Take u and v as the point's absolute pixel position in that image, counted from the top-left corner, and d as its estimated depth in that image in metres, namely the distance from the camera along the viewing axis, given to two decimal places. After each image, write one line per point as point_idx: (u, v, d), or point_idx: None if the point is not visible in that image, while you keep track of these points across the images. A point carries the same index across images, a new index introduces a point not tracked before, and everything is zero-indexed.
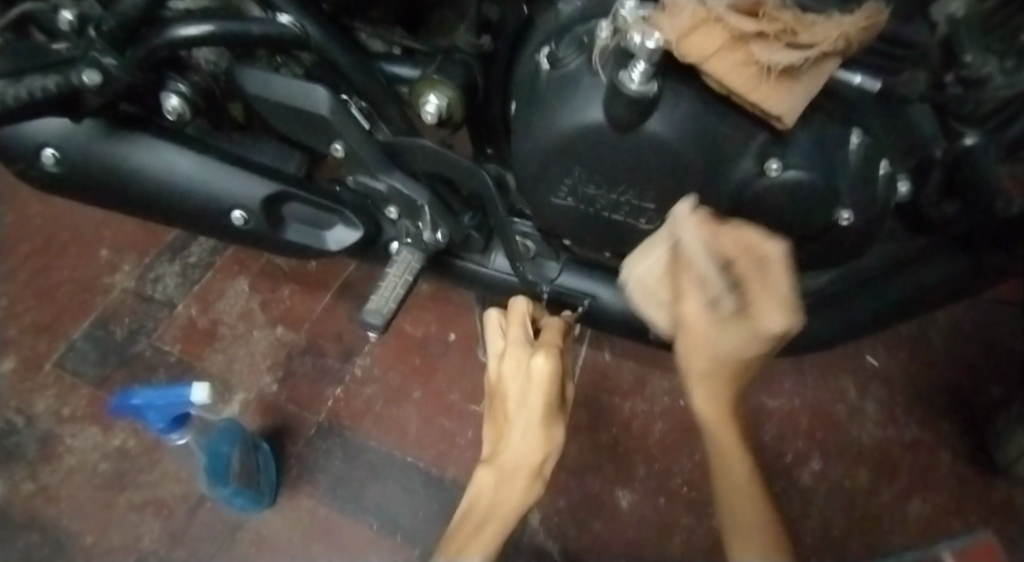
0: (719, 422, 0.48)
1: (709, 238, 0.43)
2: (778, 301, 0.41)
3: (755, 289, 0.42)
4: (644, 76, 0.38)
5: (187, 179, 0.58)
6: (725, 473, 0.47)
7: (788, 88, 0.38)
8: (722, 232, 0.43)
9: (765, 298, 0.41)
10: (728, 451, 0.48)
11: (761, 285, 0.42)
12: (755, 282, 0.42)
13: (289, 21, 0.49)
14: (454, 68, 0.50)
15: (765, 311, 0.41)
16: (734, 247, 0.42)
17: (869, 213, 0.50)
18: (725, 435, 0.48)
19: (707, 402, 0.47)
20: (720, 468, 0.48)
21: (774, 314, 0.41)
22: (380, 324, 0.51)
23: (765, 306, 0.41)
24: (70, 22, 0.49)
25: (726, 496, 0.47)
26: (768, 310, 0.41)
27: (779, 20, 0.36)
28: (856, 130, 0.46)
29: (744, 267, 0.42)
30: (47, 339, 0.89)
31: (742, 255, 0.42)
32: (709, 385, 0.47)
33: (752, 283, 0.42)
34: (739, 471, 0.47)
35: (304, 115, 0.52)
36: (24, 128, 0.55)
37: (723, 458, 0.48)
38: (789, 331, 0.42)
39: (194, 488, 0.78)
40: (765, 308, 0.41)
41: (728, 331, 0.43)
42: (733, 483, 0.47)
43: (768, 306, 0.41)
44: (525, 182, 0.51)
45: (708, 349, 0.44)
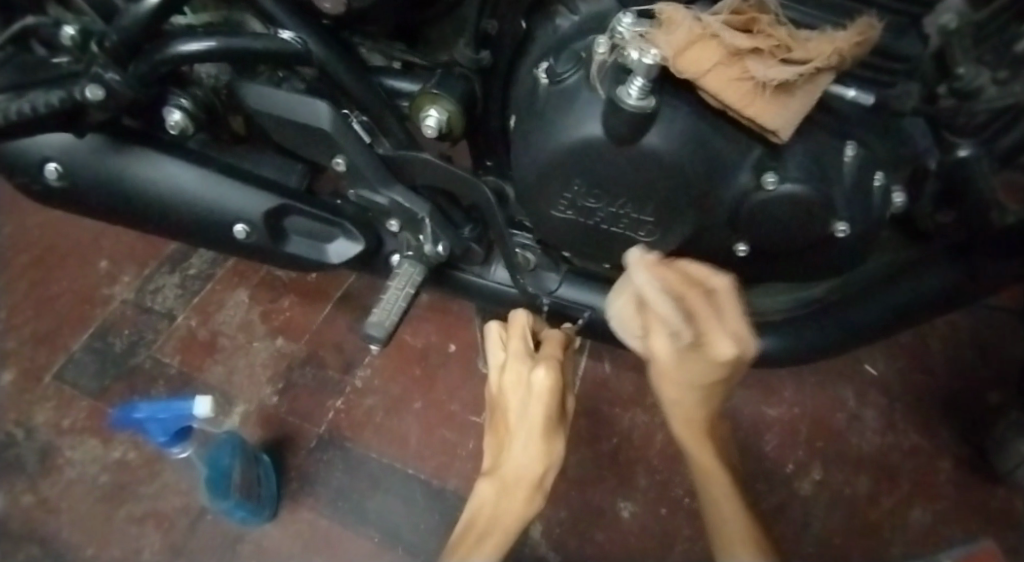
0: (697, 442, 0.50)
1: (658, 278, 0.42)
2: (728, 328, 0.41)
3: (706, 319, 0.41)
4: (642, 91, 0.39)
5: (190, 193, 0.58)
6: (707, 485, 0.51)
7: (784, 103, 0.39)
8: (667, 268, 0.42)
9: (715, 326, 0.41)
10: (708, 466, 0.51)
11: (713, 313, 0.41)
12: (704, 311, 0.41)
13: (291, 37, 0.49)
14: (454, 83, 0.51)
15: (716, 339, 0.40)
16: (677, 281, 0.42)
17: (865, 225, 0.51)
18: (704, 455, 0.51)
19: (683, 425, 0.49)
20: (701, 482, 0.51)
21: (727, 341, 0.40)
22: (383, 337, 0.52)
23: (716, 333, 0.40)
24: (72, 37, 0.49)
25: (711, 507, 0.50)
26: (720, 337, 0.40)
27: (774, 37, 0.37)
28: (852, 143, 0.47)
29: (695, 298, 0.41)
30: (47, 351, 0.89)
31: (689, 287, 0.42)
32: (684, 410, 0.47)
33: (703, 314, 0.41)
34: (720, 484, 0.50)
35: (306, 130, 0.52)
36: (28, 142, 0.56)
37: (704, 474, 0.51)
38: (744, 352, 0.41)
39: (194, 501, 0.78)
40: (716, 336, 0.40)
41: (688, 362, 0.42)
42: (717, 496, 0.50)
43: (719, 332, 0.40)
44: (526, 194, 0.52)
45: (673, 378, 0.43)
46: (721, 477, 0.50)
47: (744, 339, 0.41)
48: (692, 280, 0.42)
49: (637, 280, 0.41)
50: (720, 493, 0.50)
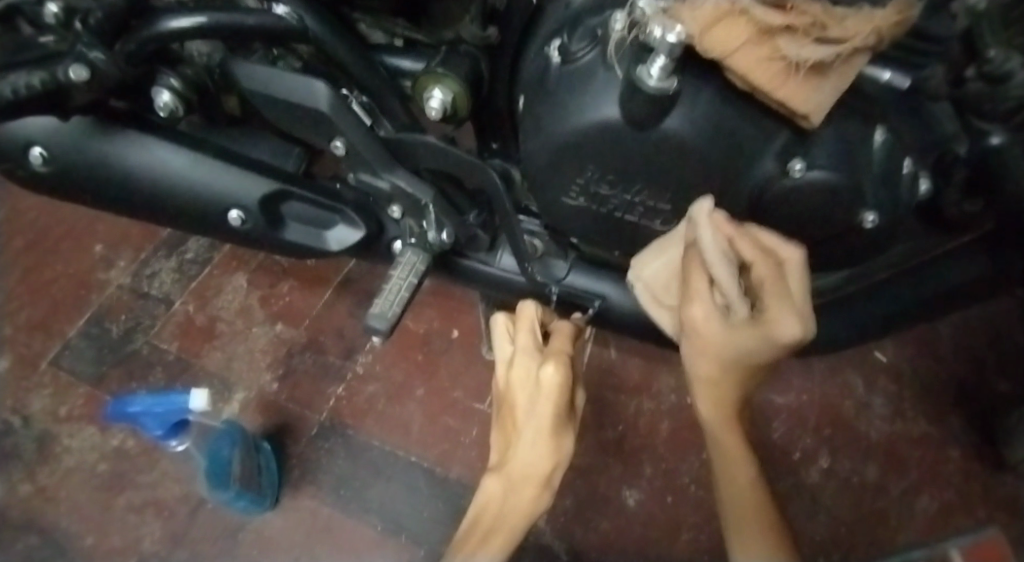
0: (724, 424, 0.50)
1: (725, 243, 0.42)
2: (792, 309, 0.41)
3: (772, 295, 0.42)
4: (664, 72, 0.36)
5: (183, 178, 0.55)
6: (726, 472, 0.49)
7: (817, 85, 0.36)
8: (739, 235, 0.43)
9: (778, 305, 0.41)
10: (734, 454, 0.50)
11: (776, 291, 0.42)
12: (771, 289, 0.42)
13: (286, 13, 0.46)
14: (459, 61, 0.48)
15: (779, 318, 0.41)
16: (750, 252, 0.43)
17: (891, 214, 0.48)
18: (728, 443, 0.50)
19: (711, 405, 0.50)
20: (722, 469, 0.50)
21: (791, 321, 0.41)
22: (386, 328, 0.50)
23: (779, 312, 0.41)
24: (55, 14, 0.45)
25: (732, 494, 0.49)
26: (783, 317, 0.41)
27: (809, 13, 0.34)
28: (881, 127, 0.44)
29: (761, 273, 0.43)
30: (42, 337, 0.87)
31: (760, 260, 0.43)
32: (716, 389, 0.48)
33: (767, 291, 0.42)
34: (744, 472, 0.49)
35: (303, 112, 0.50)
36: (10, 127, 0.53)
37: (727, 459, 0.50)
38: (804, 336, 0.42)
39: (195, 489, 0.77)
40: (779, 314, 0.41)
41: (739, 336, 0.42)
42: (737, 483, 0.49)
43: (782, 313, 0.41)
44: (536, 181, 0.49)
45: (716, 354, 0.43)
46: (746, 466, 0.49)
47: (807, 322, 0.41)
48: (764, 255, 0.43)
49: (705, 239, 0.41)
50: (742, 481, 0.49)
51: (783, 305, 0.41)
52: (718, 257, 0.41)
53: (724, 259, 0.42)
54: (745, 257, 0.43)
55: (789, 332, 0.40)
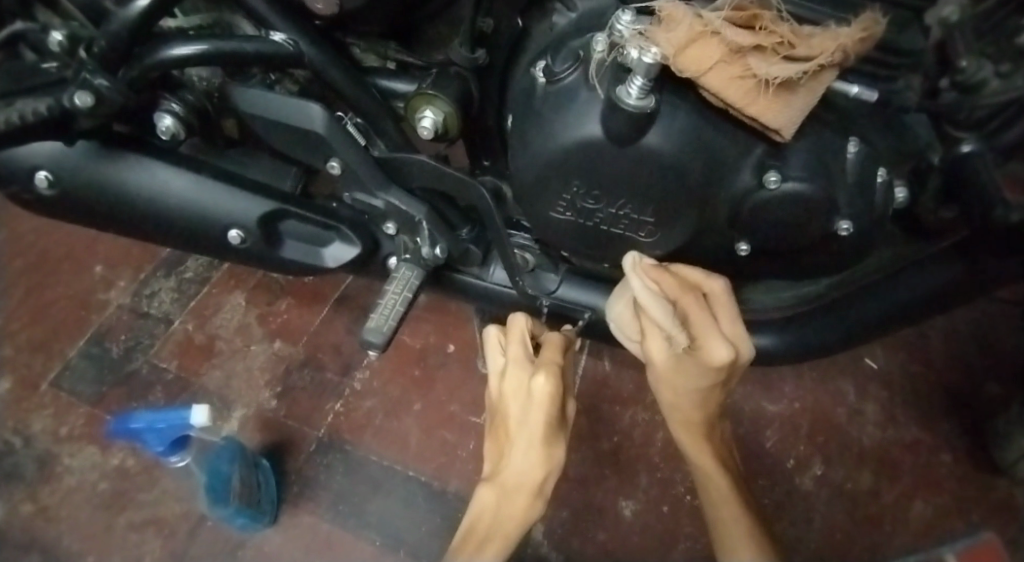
0: (694, 442, 0.54)
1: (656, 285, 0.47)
2: (719, 334, 0.47)
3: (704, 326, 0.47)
4: (642, 91, 0.38)
5: (184, 199, 0.57)
6: (706, 489, 0.53)
7: (786, 101, 0.38)
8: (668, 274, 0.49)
9: (710, 332, 0.47)
10: (710, 469, 0.54)
11: (708, 321, 0.47)
12: (698, 318, 0.48)
13: (283, 40, 0.48)
14: (450, 83, 0.50)
15: (711, 345, 0.46)
16: (677, 287, 0.48)
17: (868, 223, 0.50)
18: (705, 462, 0.54)
19: (679, 425, 0.54)
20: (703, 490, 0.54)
21: (721, 346, 0.46)
22: (380, 342, 0.51)
23: (711, 339, 0.46)
24: (60, 42, 0.51)
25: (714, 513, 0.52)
26: (714, 343, 0.46)
27: (776, 33, 0.36)
28: (854, 139, 0.46)
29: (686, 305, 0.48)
30: (43, 358, 0.88)
31: (683, 295, 0.48)
32: (682, 410, 0.52)
33: (697, 321, 0.48)
34: (723, 491, 0.52)
35: (300, 133, 0.52)
36: (17, 151, 0.55)
37: (705, 476, 0.53)
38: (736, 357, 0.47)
39: (195, 507, 0.78)
40: (710, 342, 0.46)
41: (684, 364, 0.48)
42: (715, 496, 0.52)
43: (714, 340, 0.46)
44: (523, 195, 0.51)
45: (671, 380, 0.50)
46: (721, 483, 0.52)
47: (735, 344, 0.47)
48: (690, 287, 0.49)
49: (634, 285, 0.46)
50: (720, 497, 0.52)
51: (716, 334, 0.47)
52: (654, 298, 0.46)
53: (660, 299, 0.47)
54: (671, 292, 0.48)
55: (720, 356, 0.46)
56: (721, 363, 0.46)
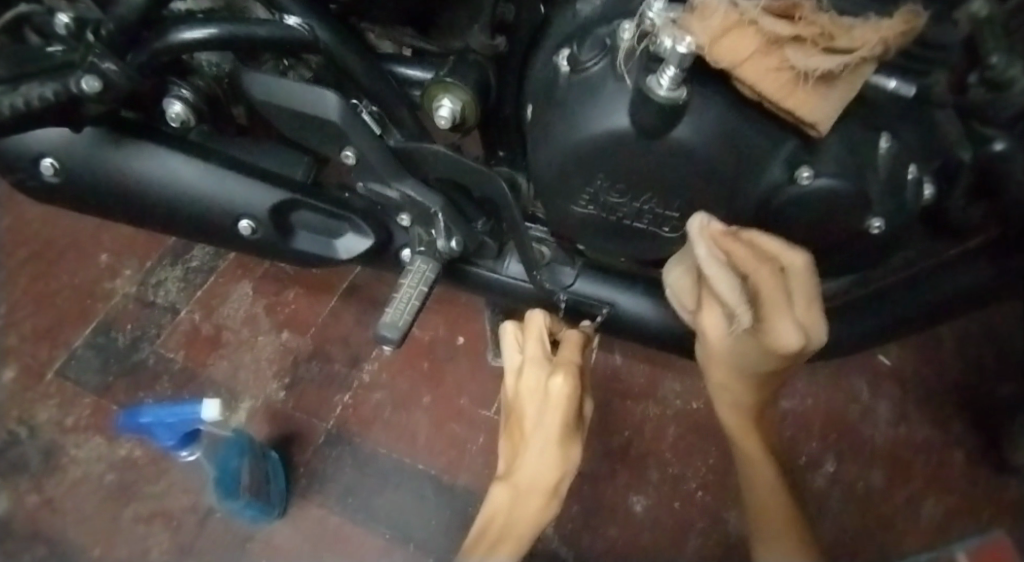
0: (742, 433, 0.51)
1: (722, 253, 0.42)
2: (792, 317, 0.42)
3: (772, 306, 0.42)
4: (674, 82, 0.37)
5: (193, 188, 0.56)
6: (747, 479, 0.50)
7: (824, 94, 0.37)
8: (735, 239, 0.43)
9: (782, 312, 0.42)
10: (756, 460, 0.50)
11: (781, 300, 0.42)
12: (773, 296, 0.42)
13: (297, 23, 0.47)
14: (467, 71, 0.48)
15: (779, 327, 0.41)
16: (748, 257, 0.43)
17: (898, 220, 0.49)
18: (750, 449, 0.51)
19: (728, 410, 0.52)
20: (747, 481, 0.50)
21: (790, 330, 0.41)
22: (396, 338, 0.50)
23: (778, 320, 0.41)
24: (67, 26, 0.49)
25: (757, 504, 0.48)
26: (783, 326, 0.41)
27: (817, 24, 0.35)
28: (885, 134, 0.45)
29: (761, 281, 0.42)
30: (48, 347, 0.87)
31: (758, 267, 0.43)
32: (733, 394, 0.50)
33: (771, 299, 0.42)
34: (765, 482, 0.49)
35: (314, 122, 0.50)
36: (22, 137, 0.54)
37: (752, 467, 0.50)
38: (808, 343, 0.42)
39: (203, 499, 0.77)
40: (777, 324, 0.41)
41: (744, 341, 0.45)
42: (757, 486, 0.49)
43: (784, 321, 0.41)
44: (544, 188, 0.50)
45: (722, 356, 0.47)
46: (767, 479, 0.48)
47: (811, 330, 0.42)
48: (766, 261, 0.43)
49: (698, 253, 0.42)
50: (766, 485, 0.49)
51: (787, 315, 0.42)
52: (715, 270, 0.42)
53: (723, 271, 0.42)
54: (744, 267, 0.43)
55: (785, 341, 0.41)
56: (787, 350, 0.41)
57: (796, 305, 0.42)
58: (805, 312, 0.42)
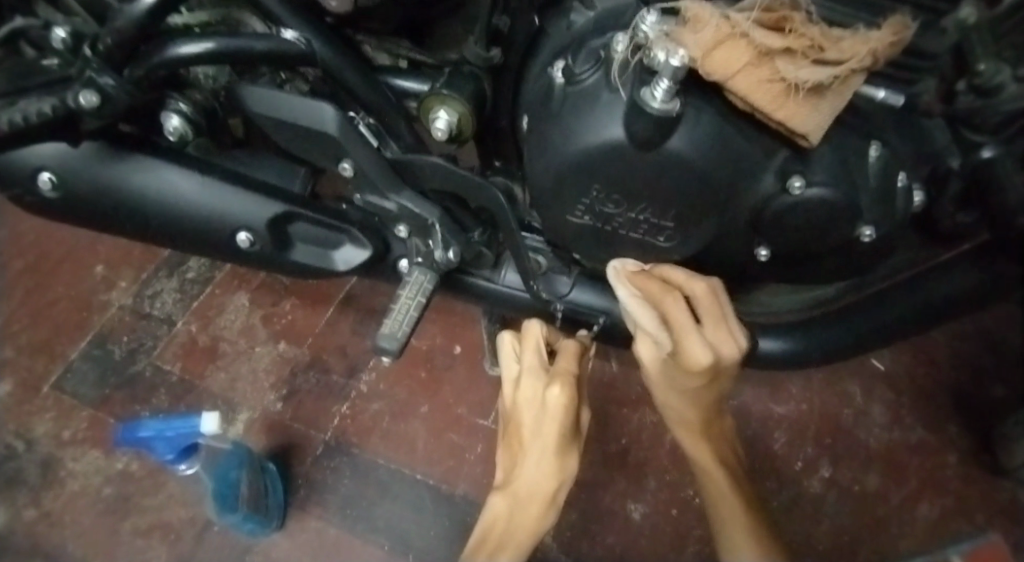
0: (694, 439, 0.56)
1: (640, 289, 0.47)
2: (702, 337, 0.46)
3: (685, 330, 0.47)
4: (667, 94, 0.37)
5: (190, 202, 0.56)
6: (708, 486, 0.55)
7: (815, 105, 0.38)
8: (648, 276, 0.48)
9: (692, 334, 0.46)
10: (710, 465, 0.56)
11: (691, 323, 0.47)
12: (683, 320, 0.47)
13: (294, 37, 0.47)
14: (463, 83, 0.49)
15: (689, 348, 0.46)
16: (657, 288, 0.47)
17: (890, 227, 0.49)
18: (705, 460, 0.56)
19: (680, 425, 0.56)
20: (705, 479, 0.55)
21: (701, 349, 0.46)
22: (395, 349, 0.50)
23: (690, 342, 0.46)
24: (63, 40, 0.50)
25: (718, 514, 0.53)
26: (693, 346, 0.46)
27: (807, 36, 0.35)
28: (876, 143, 0.46)
29: (671, 309, 0.47)
30: (44, 360, 0.86)
31: (667, 297, 0.47)
32: (680, 413, 0.55)
33: (682, 322, 0.47)
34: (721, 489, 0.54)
35: (312, 135, 0.50)
36: (20, 152, 0.54)
37: (706, 472, 0.56)
38: (720, 358, 0.46)
39: (201, 512, 0.77)
40: (689, 346, 0.46)
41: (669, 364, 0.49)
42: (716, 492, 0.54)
43: (693, 343, 0.46)
44: (540, 198, 0.50)
45: (658, 377, 0.52)
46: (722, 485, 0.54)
47: (720, 346, 0.47)
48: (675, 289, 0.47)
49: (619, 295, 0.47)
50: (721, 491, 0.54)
51: (697, 337, 0.46)
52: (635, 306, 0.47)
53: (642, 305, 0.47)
54: (657, 298, 0.47)
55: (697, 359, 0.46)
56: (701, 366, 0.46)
57: (707, 326, 0.47)
58: (715, 332, 0.47)
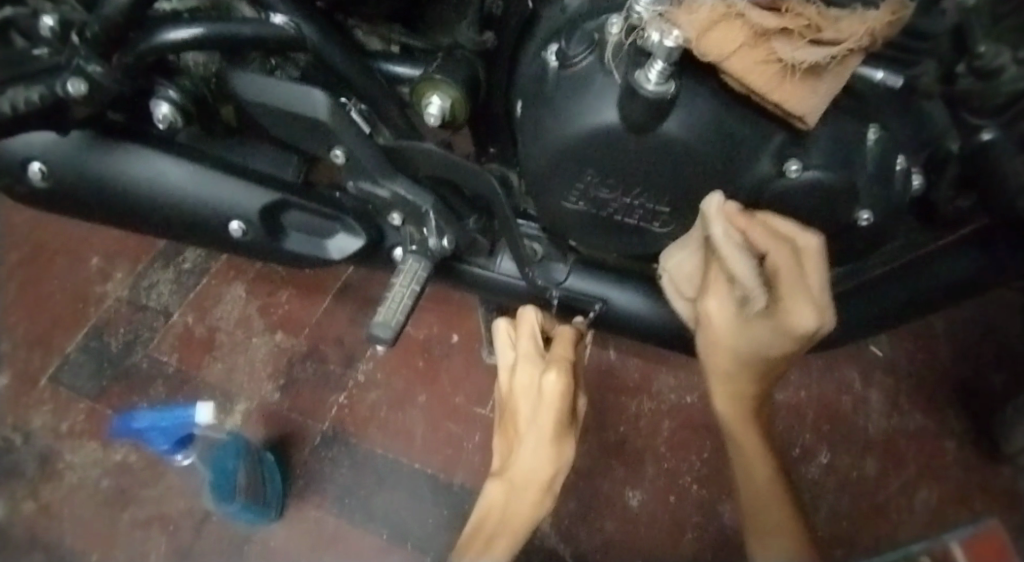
0: (739, 424, 0.50)
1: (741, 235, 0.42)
2: (808, 298, 0.42)
3: (786, 286, 0.42)
4: (662, 76, 0.37)
5: (182, 190, 0.55)
6: (745, 469, 0.48)
7: (811, 86, 0.37)
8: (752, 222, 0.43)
9: (797, 294, 0.42)
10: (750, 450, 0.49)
11: (794, 278, 0.42)
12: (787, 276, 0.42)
13: (283, 21, 0.47)
14: (456, 68, 0.48)
15: (793, 308, 0.42)
16: (761, 237, 0.43)
17: (886, 212, 0.49)
18: (744, 444, 0.49)
19: (727, 399, 0.50)
20: (741, 463, 0.49)
21: (806, 311, 0.41)
22: (390, 337, 0.49)
23: (792, 300, 0.42)
24: (52, 29, 0.48)
25: (753, 498, 0.47)
26: (796, 307, 0.42)
27: (804, 16, 0.35)
28: (872, 127, 0.45)
29: (778, 260, 0.42)
30: (41, 353, 0.86)
31: (775, 248, 0.42)
32: (732, 380, 0.49)
33: (784, 278, 0.42)
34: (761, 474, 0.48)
35: (303, 121, 0.50)
36: (11, 142, 0.53)
37: (747, 460, 0.49)
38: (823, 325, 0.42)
39: (199, 502, 0.77)
40: (793, 306, 0.42)
41: (753, 325, 0.45)
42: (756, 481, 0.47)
43: (796, 302, 0.42)
44: (534, 183, 0.49)
45: (732, 340, 0.46)
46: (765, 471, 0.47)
47: (825, 310, 0.42)
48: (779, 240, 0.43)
49: (716, 232, 0.41)
50: (761, 477, 0.48)
51: (802, 296, 0.42)
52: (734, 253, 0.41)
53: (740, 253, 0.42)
54: (760, 246, 0.43)
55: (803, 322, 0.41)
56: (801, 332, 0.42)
57: (809, 287, 0.42)
58: (819, 293, 0.42)
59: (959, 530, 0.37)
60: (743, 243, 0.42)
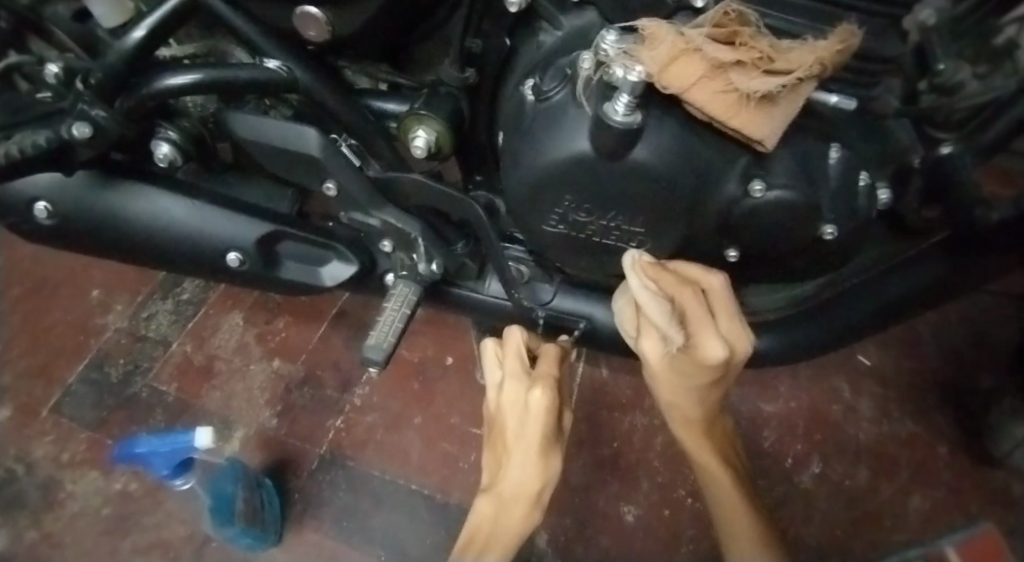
0: (695, 441, 0.54)
1: (654, 284, 0.46)
2: (719, 332, 0.45)
3: (696, 322, 0.46)
4: (629, 108, 0.40)
5: (180, 224, 0.58)
6: (710, 484, 0.54)
7: (767, 113, 0.40)
8: (663, 272, 0.47)
9: (704, 328, 0.46)
10: (713, 468, 0.54)
11: (703, 315, 0.46)
12: (698, 314, 0.46)
13: (277, 66, 0.49)
14: (441, 103, 0.51)
15: (704, 342, 0.44)
16: (674, 284, 0.47)
17: (852, 226, 0.51)
18: (706, 460, 0.54)
19: (681, 426, 0.54)
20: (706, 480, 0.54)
21: (716, 343, 0.44)
22: (381, 359, 0.52)
23: (704, 335, 0.45)
24: (56, 75, 0.52)
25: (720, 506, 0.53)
26: (707, 339, 0.44)
27: (756, 48, 0.37)
28: (835, 144, 0.48)
29: (684, 302, 0.46)
30: (43, 384, 0.88)
31: (684, 291, 0.47)
32: (682, 409, 0.52)
33: (694, 316, 0.46)
34: (726, 492, 0.53)
35: (296, 157, 0.53)
36: (17, 184, 0.56)
37: (708, 474, 0.54)
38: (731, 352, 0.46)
39: (199, 529, 0.78)
40: (704, 340, 0.45)
41: (676, 361, 0.47)
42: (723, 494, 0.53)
43: (708, 337, 0.45)
44: (517, 210, 0.52)
45: (666, 377, 0.49)
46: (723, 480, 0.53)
47: (733, 340, 0.45)
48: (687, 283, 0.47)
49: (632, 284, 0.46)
50: (727, 493, 0.53)
51: (711, 331, 0.45)
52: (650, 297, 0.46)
53: (655, 298, 0.46)
54: (670, 292, 0.47)
55: (714, 354, 0.44)
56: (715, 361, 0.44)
57: (719, 322, 0.46)
58: (727, 326, 0.46)
59: (953, 534, 0.35)
60: (656, 290, 0.46)
